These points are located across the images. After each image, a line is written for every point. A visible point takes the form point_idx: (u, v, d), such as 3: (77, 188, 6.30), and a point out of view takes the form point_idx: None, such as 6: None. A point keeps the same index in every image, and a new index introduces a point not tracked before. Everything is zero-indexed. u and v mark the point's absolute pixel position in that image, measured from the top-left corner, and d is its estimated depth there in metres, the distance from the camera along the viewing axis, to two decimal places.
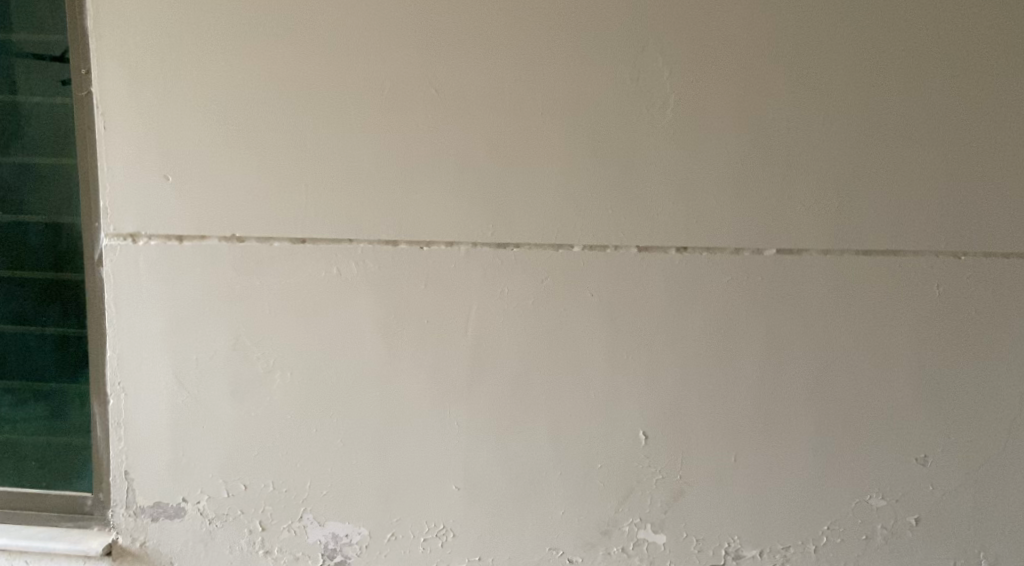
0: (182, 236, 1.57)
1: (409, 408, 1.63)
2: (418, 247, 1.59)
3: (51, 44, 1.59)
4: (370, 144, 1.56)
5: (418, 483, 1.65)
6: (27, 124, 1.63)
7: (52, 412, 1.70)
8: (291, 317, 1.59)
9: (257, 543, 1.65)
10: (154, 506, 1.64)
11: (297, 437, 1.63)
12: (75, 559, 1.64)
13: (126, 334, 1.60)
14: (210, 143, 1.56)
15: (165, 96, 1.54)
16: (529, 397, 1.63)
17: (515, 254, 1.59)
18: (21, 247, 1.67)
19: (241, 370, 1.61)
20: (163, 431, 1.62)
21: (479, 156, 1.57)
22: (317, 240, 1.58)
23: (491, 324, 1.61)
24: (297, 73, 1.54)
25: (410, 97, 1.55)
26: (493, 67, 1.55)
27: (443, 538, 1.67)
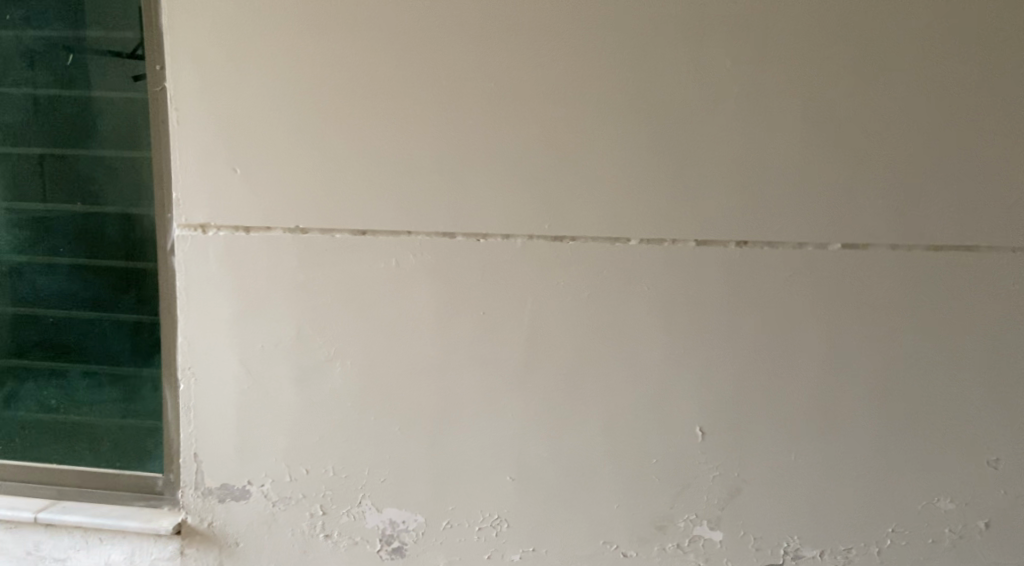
0: (249, 227, 1.62)
1: (465, 399, 1.64)
2: (475, 240, 1.60)
3: (126, 40, 1.65)
4: (431, 138, 1.58)
5: (474, 473, 1.67)
6: (100, 118, 1.68)
7: (125, 396, 1.76)
8: (352, 307, 1.63)
9: (317, 527, 1.69)
10: (221, 488, 1.69)
11: (357, 424, 1.66)
12: (147, 537, 1.69)
13: (195, 321, 1.65)
14: (276, 136, 1.60)
15: (234, 91, 1.59)
16: (585, 390, 1.64)
17: (572, 247, 1.60)
18: (97, 237, 1.72)
19: (304, 358, 1.64)
20: (230, 416, 1.67)
21: (538, 150, 1.58)
22: (376, 232, 1.61)
23: (548, 317, 1.62)
24: (360, 67, 1.57)
25: (470, 91, 1.57)
26: (552, 60, 1.55)
27: (497, 528, 1.68)
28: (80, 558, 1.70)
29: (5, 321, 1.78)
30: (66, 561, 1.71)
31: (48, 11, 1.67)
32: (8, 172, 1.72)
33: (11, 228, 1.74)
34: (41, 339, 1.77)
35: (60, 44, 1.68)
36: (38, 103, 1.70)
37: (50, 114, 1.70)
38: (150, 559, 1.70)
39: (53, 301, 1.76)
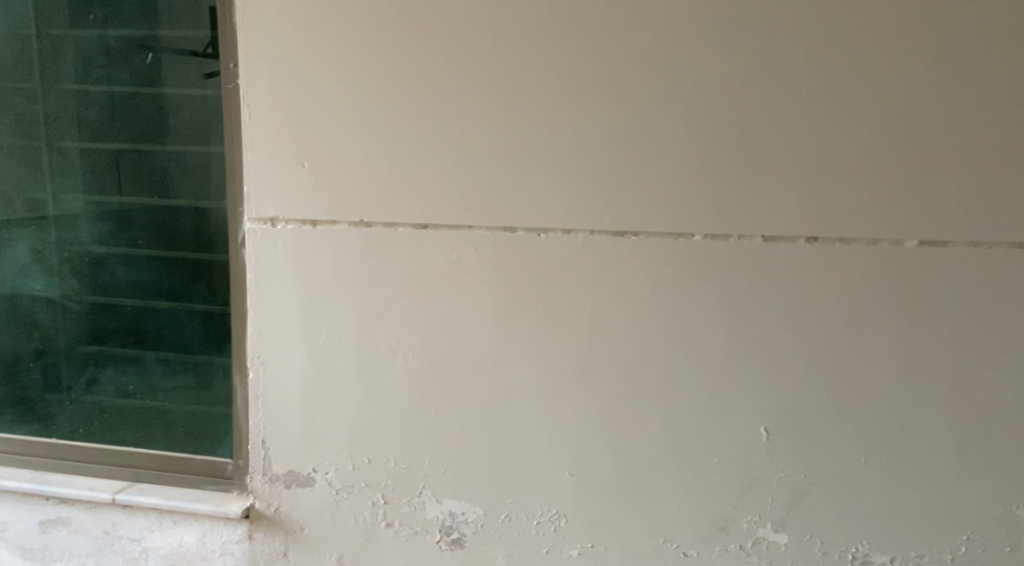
0: (315, 220, 1.65)
1: (524, 393, 1.65)
2: (536, 235, 1.61)
3: (200, 39, 1.69)
4: (495, 133, 1.59)
5: (533, 467, 1.67)
6: (173, 114, 1.74)
7: (198, 383, 1.82)
8: (415, 300, 1.65)
9: (379, 516, 1.71)
10: (288, 475, 1.73)
11: (418, 416, 1.68)
12: (217, 520, 1.74)
13: (264, 312, 1.69)
14: (342, 131, 1.62)
15: (302, 87, 1.62)
16: (647, 387, 1.62)
17: (634, 242, 1.58)
18: (173, 229, 1.78)
19: (368, 349, 1.67)
20: (296, 406, 1.71)
21: (602, 143, 1.57)
22: (438, 226, 1.62)
23: (609, 312, 1.61)
24: (426, 62, 1.58)
25: (534, 85, 1.57)
26: (618, 53, 1.54)
27: (555, 523, 1.68)
28: (155, 539, 1.76)
29: (86, 310, 1.85)
30: (141, 542, 1.76)
31: (128, 12, 1.73)
32: (90, 166, 1.79)
33: (92, 220, 1.81)
34: (120, 327, 1.85)
35: (139, 43, 1.73)
36: (116, 100, 1.76)
37: (129, 111, 1.76)
38: (220, 542, 1.75)
39: (132, 290, 1.83)
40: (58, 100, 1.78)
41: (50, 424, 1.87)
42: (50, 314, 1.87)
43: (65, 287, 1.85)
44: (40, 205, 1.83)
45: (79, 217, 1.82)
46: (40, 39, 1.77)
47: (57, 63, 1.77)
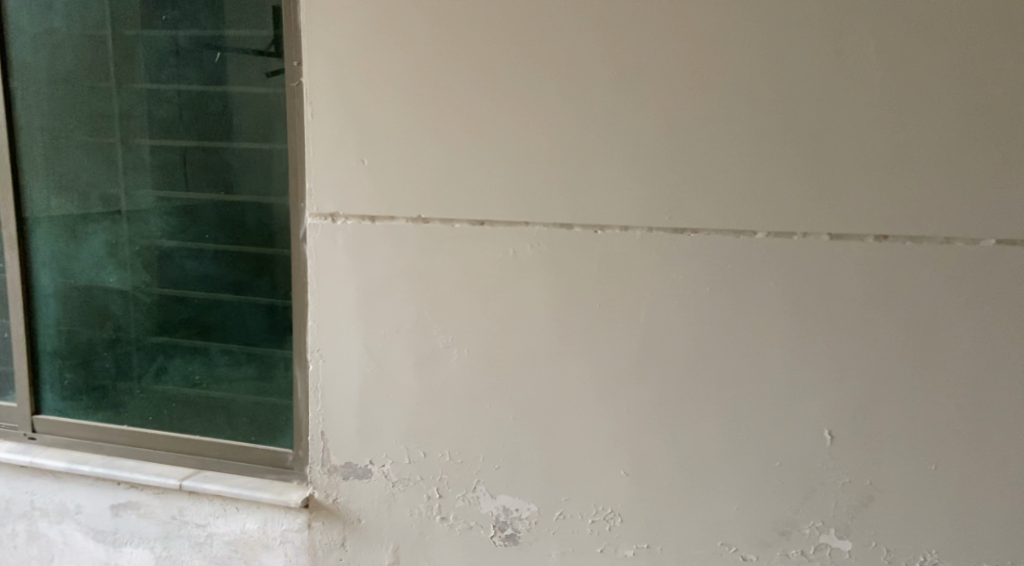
0: (374, 216, 1.67)
1: (579, 391, 1.65)
2: (593, 231, 1.60)
3: (264, 38, 1.73)
4: (553, 129, 1.58)
5: (589, 465, 1.66)
6: (238, 112, 1.78)
7: (261, 374, 1.86)
8: (472, 296, 1.65)
9: (435, 509, 1.73)
10: (345, 466, 1.76)
11: (474, 412, 1.69)
12: (278, 509, 1.78)
13: (324, 306, 1.72)
14: (400, 128, 1.64)
15: (363, 84, 1.64)
16: (705, 386, 1.60)
17: (693, 239, 1.57)
18: (237, 224, 1.83)
19: (425, 344, 1.69)
20: (354, 399, 1.73)
21: (662, 139, 1.55)
22: (494, 222, 1.63)
23: (666, 311, 1.59)
24: (486, 59, 1.59)
25: (594, 81, 1.56)
26: (681, 48, 1.52)
27: (610, 523, 1.67)
28: (219, 525, 1.81)
29: (156, 302, 1.91)
30: (206, 527, 1.82)
31: (197, 12, 1.78)
32: (159, 163, 1.85)
33: (162, 216, 1.87)
34: (186, 319, 1.90)
35: (207, 43, 1.78)
36: (185, 98, 1.81)
37: (197, 109, 1.81)
38: (281, 530, 1.79)
39: (200, 283, 1.88)
40: (131, 99, 1.84)
41: (122, 412, 1.94)
42: (121, 305, 1.93)
43: (136, 279, 1.91)
44: (113, 200, 1.89)
45: (149, 212, 1.88)
46: (114, 40, 1.82)
47: (129, 63, 1.83)
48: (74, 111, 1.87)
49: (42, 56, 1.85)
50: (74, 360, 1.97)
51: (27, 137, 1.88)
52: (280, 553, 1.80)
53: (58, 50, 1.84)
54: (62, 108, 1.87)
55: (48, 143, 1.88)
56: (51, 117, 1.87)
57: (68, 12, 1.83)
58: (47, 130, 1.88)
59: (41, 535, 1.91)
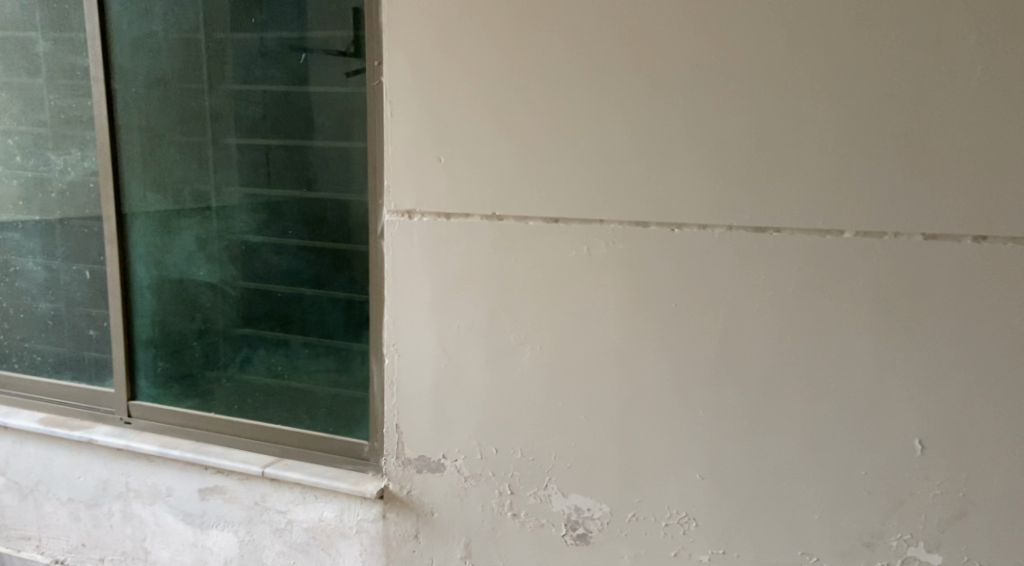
0: (449, 213, 1.69)
1: (652, 391, 1.62)
2: (669, 229, 1.57)
3: (345, 38, 1.77)
4: (629, 125, 1.57)
5: (663, 467, 1.64)
6: (318, 112, 1.83)
7: (339, 366, 1.91)
8: (545, 293, 1.65)
9: (506, 505, 1.74)
10: (419, 459, 1.78)
11: (546, 409, 1.68)
12: (355, 499, 1.83)
13: (400, 301, 1.75)
14: (477, 125, 1.65)
15: (442, 82, 1.65)
16: (784, 390, 1.56)
17: (775, 238, 1.52)
18: (317, 219, 1.88)
19: (498, 340, 1.69)
20: (428, 393, 1.76)
21: (742, 135, 1.51)
22: (569, 220, 1.62)
23: (744, 312, 1.56)
24: (563, 56, 1.58)
25: (671, 77, 1.53)
26: (764, 41, 1.48)
27: (685, 526, 1.64)
28: (299, 512, 1.87)
29: (242, 294, 1.99)
30: (287, 514, 1.88)
31: (284, 14, 1.83)
32: (247, 161, 1.92)
33: (249, 211, 1.94)
34: (269, 311, 1.97)
35: (292, 45, 1.83)
36: (269, 98, 1.88)
37: (282, 108, 1.87)
38: (357, 519, 1.83)
39: (282, 277, 1.94)
40: (222, 99, 1.91)
41: (209, 400, 2.02)
42: (211, 297, 2.01)
43: (224, 273, 1.99)
44: (205, 196, 1.97)
45: (238, 208, 1.95)
46: (207, 42, 1.90)
47: (219, 65, 1.90)
48: (168, 111, 1.95)
49: (142, 59, 1.94)
50: (167, 349, 2.06)
51: (127, 137, 1.98)
52: (356, 542, 1.84)
53: (156, 53, 1.93)
54: (158, 109, 1.96)
55: (145, 142, 1.98)
56: (149, 117, 1.97)
57: (165, 17, 1.91)
58: (145, 129, 1.97)
59: (135, 515, 2.01)
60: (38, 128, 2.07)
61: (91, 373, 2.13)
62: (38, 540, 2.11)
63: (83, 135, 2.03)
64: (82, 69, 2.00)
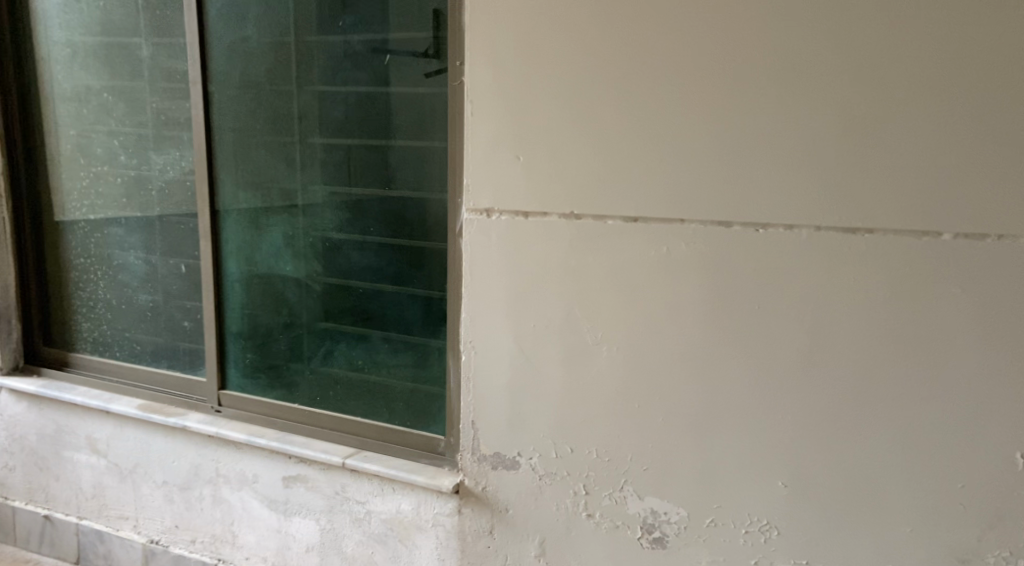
0: (527, 212, 1.70)
1: (731, 396, 1.59)
2: (754, 230, 1.54)
3: (427, 39, 1.80)
4: (713, 123, 1.53)
5: (743, 472, 1.60)
6: (398, 112, 1.87)
7: (417, 362, 1.94)
8: (623, 293, 1.64)
9: (581, 505, 1.73)
10: (495, 456, 1.79)
11: (622, 410, 1.67)
12: (431, 492, 1.85)
13: (478, 298, 1.76)
14: (557, 125, 1.64)
15: (522, 82, 1.66)
16: (871, 398, 1.50)
17: (867, 240, 1.47)
18: (398, 217, 1.91)
19: (574, 340, 1.69)
20: (504, 391, 1.77)
21: (831, 134, 1.47)
22: (648, 220, 1.60)
23: (830, 316, 1.51)
24: (646, 55, 1.56)
25: (756, 75, 1.50)
26: (860, 37, 1.43)
27: (765, 535, 1.60)
28: (378, 504, 1.91)
29: (326, 290, 2.04)
30: (366, 504, 1.93)
31: (369, 16, 1.87)
32: (332, 160, 1.97)
33: (333, 209, 1.99)
34: (351, 306, 2.02)
35: (376, 47, 1.87)
36: (353, 99, 1.92)
37: (366, 108, 1.91)
38: (433, 513, 1.86)
39: (363, 273, 1.99)
40: (309, 101, 1.97)
41: (293, 391, 2.09)
42: (297, 292, 2.08)
43: (309, 269, 2.05)
44: (292, 195, 2.04)
45: (323, 206, 2.01)
46: (297, 46, 1.96)
47: (307, 67, 1.96)
48: (258, 112, 2.02)
49: (236, 63, 2.02)
50: (255, 341, 2.14)
51: (220, 137, 2.07)
52: (432, 535, 1.87)
53: (249, 57, 2.01)
54: (250, 110, 2.03)
55: (238, 142, 2.06)
56: (242, 118, 2.04)
57: (258, 22, 1.98)
58: (238, 130, 2.05)
59: (224, 500, 2.09)
60: (140, 129, 2.19)
61: (185, 362, 2.24)
62: (136, 520, 2.22)
63: (181, 135, 2.13)
64: (181, 72, 2.10)
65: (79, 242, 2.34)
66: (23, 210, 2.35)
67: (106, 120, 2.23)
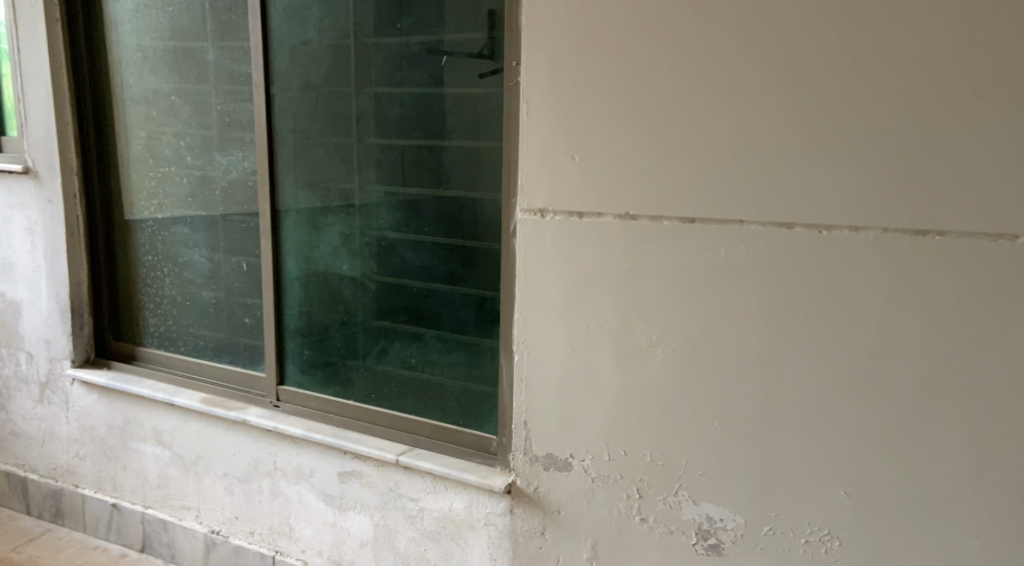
0: (582, 212, 1.69)
1: (789, 401, 1.55)
2: (816, 232, 1.50)
3: (482, 40, 1.81)
4: (773, 122, 1.50)
5: (801, 480, 1.56)
6: (452, 112, 1.88)
7: (470, 361, 1.95)
8: (678, 294, 1.62)
9: (634, 509, 1.71)
10: (547, 457, 1.79)
11: (676, 413, 1.65)
12: (484, 491, 1.86)
13: (531, 299, 1.76)
14: (613, 124, 1.63)
15: (578, 81, 1.65)
16: (939, 406, 1.45)
17: (936, 243, 1.42)
18: (452, 217, 1.92)
19: (628, 342, 1.67)
20: (556, 392, 1.76)
21: (897, 133, 1.42)
22: (706, 221, 1.58)
23: (894, 321, 1.46)
24: (704, 53, 1.54)
25: (819, 73, 1.46)
26: (929, 32, 1.38)
27: (826, 545, 1.56)
28: (431, 501, 1.93)
29: (381, 289, 2.07)
30: (419, 502, 1.94)
31: (426, 18, 1.89)
32: (388, 160, 1.99)
33: (389, 209, 2.02)
34: (405, 305, 2.04)
35: (432, 48, 1.89)
36: (409, 100, 1.94)
37: (421, 109, 1.92)
38: (485, 512, 1.87)
39: (417, 273, 2.00)
40: (367, 102, 2.00)
41: (349, 388, 2.13)
42: (353, 290, 2.11)
43: (365, 268, 2.08)
44: (349, 195, 2.07)
45: (378, 206, 2.03)
46: (356, 48, 1.99)
47: (366, 69, 1.98)
48: (318, 114, 2.06)
49: (298, 65, 2.06)
50: (312, 339, 2.18)
51: (282, 138, 2.12)
52: (483, 534, 1.88)
53: (310, 60, 2.05)
54: (310, 112, 2.07)
55: (299, 143, 2.10)
56: (303, 119, 2.08)
57: (320, 25, 2.02)
58: (298, 131, 2.10)
59: (282, 493, 2.14)
60: (205, 131, 2.25)
61: (245, 357, 2.29)
62: (198, 511, 2.29)
63: (244, 137, 2.19)
64: (246, 75, 2.15)
65: (148, 240, 2.42)
66: (96, 209, 2.45)
67: (173, 122, 2.30)
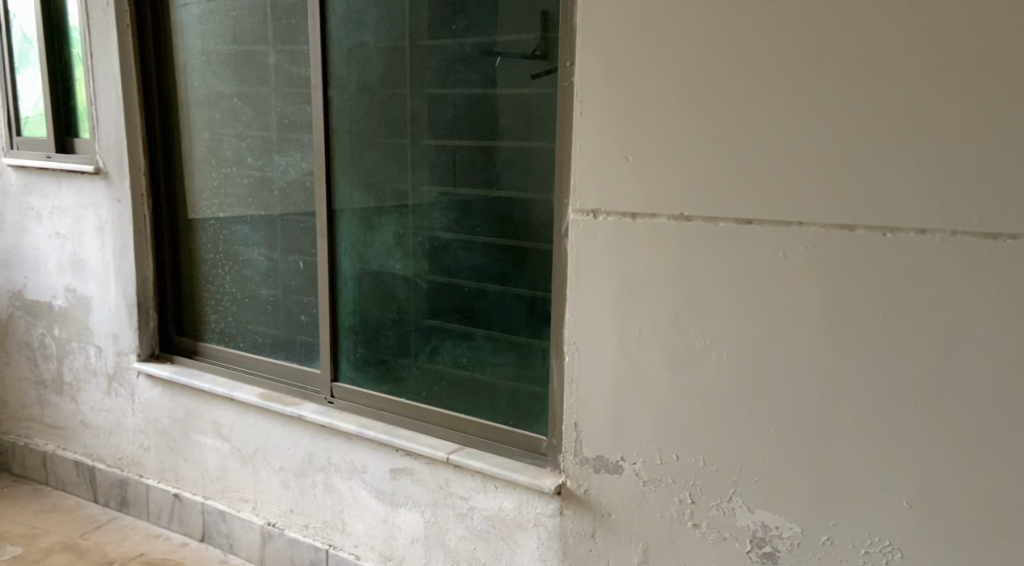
0: (635, 213, 1.67)
1: (846, 408, 1.51)
2: (878, 234, 1.46)
3: (536, 41, 1.81)
4: (833, 122, 1.47)
5: (859, 489, 1.52)
6: (505, 113, 1.88)
7: (520, 362, 1.95)
8: (733, 297, 1.59)
9: (687, 514, 1.69)
10: (598, 459, 1.78)
11: (729, 418, 1.62)
12: (534, 492, 1.86)
13: (583, 300, 1.75)
14: (668, 124, 1.61)
15: (633, 81, 1.64)
16: (1008, 416, 1.39)
17: (1009, 246, 1.37)
18: (504, 217, 1.93)
19: (681, 344, 1.65)
20: (607, 394, 1.75)
21: (968, 132, 1.37)
22: (762, 222, 1.55)
23: (961, 326, 1.41)
24: (760, 51, 1.51)
25: (883, 71, 1.42)
26: (1002, 27, 1.33)
27: (886, 557, 1.52)
28: (481, 500, 1.94)
29: (433, 288, 2.08)
30: (470, 500, 1.95)
31: (480, 19, 1.90)
32: (441, 161, 2.01)
33: (442, 209, 2.03)
34: (456, 305, 2.05)
35: (486, 49, 1.89)
36: (461, 101, 1.95)
37: (475, 110, 1.93)
38: (535, 512, 1.87)
39: (468, 273, 2.01)
40: (420, 103, 2.02)
41: (402, 386, 2.15)
42: (406, 289, 2.13)
43: (417, 267, 2.10)
44: (403, 195, 2.09)
45: (431, 206, 2.05)
46: (411, 50, 2.01)
47: (422, 70, 2.00)
48: (374, 115, 2.09)
49: (355, 67, 2.09)
50: (365, 337, 2.21)
51: (339, 139, 2.15)
52: (533, 535, 1.88)
53: (367, 62, 2.08)
54: (367, 113, 2.10)
55: (355, 144, 2.13)
56: (359, 120, 2.11)
57: (376, 27, 2.04)
58: (355, 132, 2.13)
59: (336, 488, 2.17)
60: (265, 132, 2.30)
61: (302, 354, 2.34)
62: (256, 503, 2.34)
63: (302, 138, 2.23)
64: (304, 77, 2.19)
65: (210, 238, 2.49)
66: (162, 208, 2.53)
67: (235, 123, 2.36)
